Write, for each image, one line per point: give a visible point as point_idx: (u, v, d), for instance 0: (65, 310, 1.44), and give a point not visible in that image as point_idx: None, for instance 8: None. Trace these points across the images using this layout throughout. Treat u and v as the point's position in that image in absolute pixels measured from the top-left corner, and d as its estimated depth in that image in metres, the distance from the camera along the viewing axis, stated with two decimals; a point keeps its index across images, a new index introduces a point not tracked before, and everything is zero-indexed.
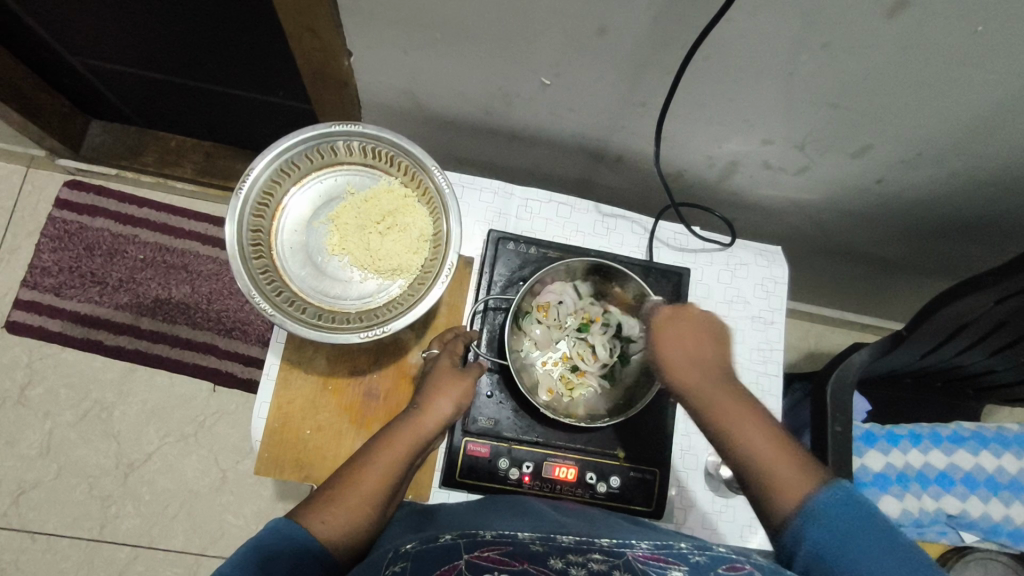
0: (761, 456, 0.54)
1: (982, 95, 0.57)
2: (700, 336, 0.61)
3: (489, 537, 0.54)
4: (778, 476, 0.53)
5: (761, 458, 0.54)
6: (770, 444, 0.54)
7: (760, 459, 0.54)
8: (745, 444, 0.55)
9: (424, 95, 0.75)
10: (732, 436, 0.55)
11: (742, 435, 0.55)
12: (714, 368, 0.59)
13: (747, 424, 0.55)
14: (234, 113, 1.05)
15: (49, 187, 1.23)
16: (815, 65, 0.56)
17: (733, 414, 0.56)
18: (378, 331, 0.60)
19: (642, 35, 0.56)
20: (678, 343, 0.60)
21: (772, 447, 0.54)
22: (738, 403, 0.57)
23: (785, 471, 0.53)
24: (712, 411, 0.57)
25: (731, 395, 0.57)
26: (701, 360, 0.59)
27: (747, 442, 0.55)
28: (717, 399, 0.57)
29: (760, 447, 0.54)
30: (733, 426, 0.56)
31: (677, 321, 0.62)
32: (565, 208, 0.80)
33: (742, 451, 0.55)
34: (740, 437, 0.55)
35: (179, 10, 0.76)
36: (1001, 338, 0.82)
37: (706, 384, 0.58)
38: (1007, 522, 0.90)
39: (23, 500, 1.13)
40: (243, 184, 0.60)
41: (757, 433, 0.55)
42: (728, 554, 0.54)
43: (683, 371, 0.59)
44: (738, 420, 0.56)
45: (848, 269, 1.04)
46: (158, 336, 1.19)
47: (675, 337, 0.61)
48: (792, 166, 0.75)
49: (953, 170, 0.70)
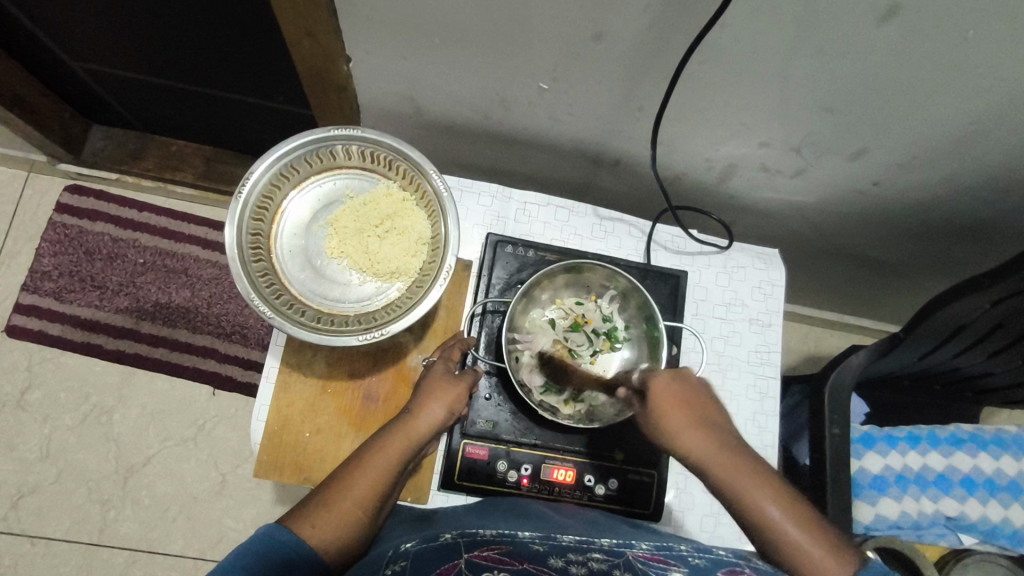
0: (792, 535, 0.53)
1: (976, 97, 0.58)
2: (705, 405, 0.60)
3: (489, 536, 0.54)
4: (815, 559, 0.52)
5: (792, 537, 0.53)
6: (796, 521, 0.54)
7: (790, 538, 0.53)
8: (770, 522, 0.54)
9: (423, 99, 0.76)
10: (758, 512, 0.54)
11: (767, 513, 0.54)
12: (726, 439, 0.58)
13: (770, 500, 0.55)
14: (234, 118, 1.05)
15: (50, 191, 1.23)
16: (810, 69, 0.57)
17: (752, 490, 0.55)
18: (377, 334, 0.60)
19: (638, 40, 0.57)
20: (682, 415, 0.59)
21: (800, 523, 0.54)
22: (757, 479, 0.56)
23: (817, 550, 0.52)
24: (732, 488, 0.56)
25: (746, 469, 0.56)
26: (712, 430, 0.59)
27: (766, 515, 0.54)
28: (737, 474, 0.56)
29: (788, 525, 0.54)
30: (756, 503, 0.55)
31: (680, 390, 0.61)
32: (563, 211, 0.80)
33: (770, 529, 0.54)
34: (766, 515, 0.54)
35: (179, 15, 0.77)
36: (998, 341, 0.82)
37: (722, 456, 0.57)
38: (1005, 524, 0.90)
39: (23, 504, 1.13)
40: (243, 187, 0.61)
41: (781, 508, 0.54)
42: (731, 558, 0.54)
43: (698, 446, 0.58)
44: (758, 497, 0.55)
45: (846, 272, 1.04)
46: (158, 340, 1.19)
47: (679, 411, 0.59)
48: (788, 170, 0.75)
49: (949, 172, 0.70)
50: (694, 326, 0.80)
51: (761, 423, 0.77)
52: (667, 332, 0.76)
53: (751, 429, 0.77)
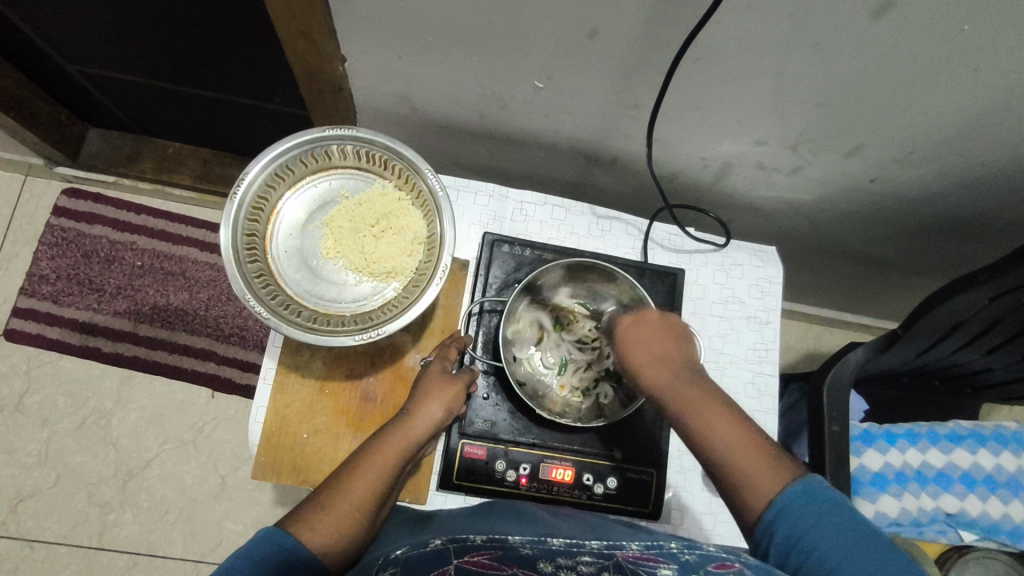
0: (731, 449, 0.55)
1: (971, 93, 0.57)
2: (667, 338, 0.63)
3: (479, 541, 0.54)
4: (751, 471, 0.54)
5: (731, 452, 0.55)
6: (738, 437, 0.56)
7: (729, 451, 0.55)
8: (712, 437, 0.56)
9: (419, 99, 0.76)
10: (702, 429, 0.57)
11: (711, 429, 0.56)
12: (679, 366, 0.61)
13: (717, 418, 0.57)
14: (230, 120, 1.05)
15: (47, 195, 1.23)
16: (805, 66, 0.57)
17: (701, 410, 0.57)
18: (373, 334, 0.60)
19: (633, 38, 0.56)
20: (645, 345, 0.63)
21: (741, 441, 0.55)
22: (707, 399, 0.58)
23: (754, 464, 0.54)
24: (679, 409, 0.58)
25: (696, 389, 0.59)
26: (669, 360, 0.61)
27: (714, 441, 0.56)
28: (686, 395, 0.58)
29: (730, 439, 0.55)
30: (701, 421, 0.57)
31: (639, 327, 0.64)
32: (560, 210, 0.80)
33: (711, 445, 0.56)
34: (710, 432, 0.56)
35: (173, 17, 0.77)
36: (996, 336, 0.82)
37: (674, 380, 0.59)
38: (1005, 521, 0.90)
39: (22, 508, 1.13)
40: (237, 188, 0.61)
41: (725, 427, 0.56)
42: (720, 553, 0.54)
43: (654, 372, 0.61)
44: (705, 415, 0.57)
45: (844, 269, 1.04)
46: (156, 343, 1.19)
47: (641, 342, 0.63)
48: (785, 167, 0.75)
49: (945, 168, 0.70)
50: (692, 324, 0.79)
51: (760, 421, 0.77)
52: None
53: None
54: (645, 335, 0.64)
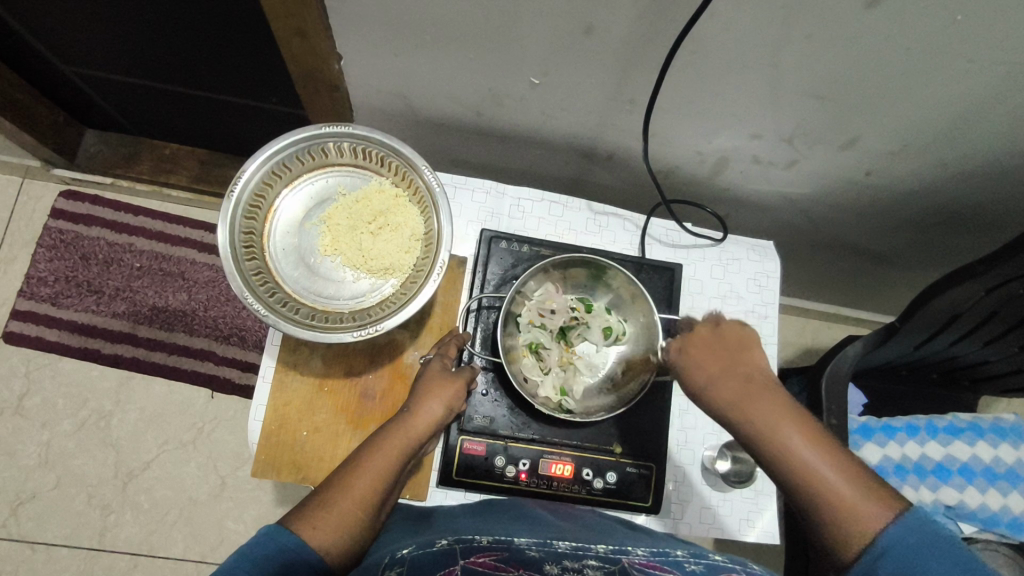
0: (827, 479, 0.52)
1: (963, 84, 0.58)
2: (738, 351, 0.58)
3: (486, 542, 0.54)
4: (852, 504, 0.51)
5: (828, 480, 0.52)
6: (833, 466, 0.52)
7: (827, 483, 0.52)
8: (809, 466, 0.52)
9: (415, 97, 0.76)
10: (792, 456, 0.53)
11: (804, 458, 0.52)
12: (761, 383, 0.56)
13: (809, 445, 0.53)
14: (227, 120, 1.05)
15: (45, 197, 1.23)
16: (798, 58, 0.57)
17: (787, 434, 0.53)
18: (371, 330, 0.60)
19: (628, 32, 0.57)
20: (713, 361, 0.57)
21: (837, 469, 0.52)
22: (796, 421, 0.54)
23: (856, 496, 0.51)
24: (767, 433, 0.54)
25: (785, 411, 0.54)
26: (746, 376, 0.56)
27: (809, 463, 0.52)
28: (780, 423, 0.54)
29: (825, 469, 0.52)
30: (794, 448, 0.53)
31: (711, 338, 0.59)
32: (557, 206, 0.80)
33: (808, 475, 0.52)
34: (803, 461, 0.52)
35: (169, 16, 0.77)
36: (992, 329, 0.83)
37: (756, 401, 0.55)
38: (1005, 512, 0.90)
39: (23, 510, 1.13)
40: (234, 185, 0.61)
41: (819, 454, 0.53)
42: (726, 563, 0.54)
43: (732, 393, 0.55)
44: (797, 442, 0.53)
45: (842, 263, 1.04)
46: (155, 344, 1.19)
47: (713, 359, 0.57)
48: (781, 161, 0.76)
49: (940, 160, 0.71)
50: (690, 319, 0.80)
51: None
52: (663, 324, 0.76)
53: None
54: (714, 348, 0.58)
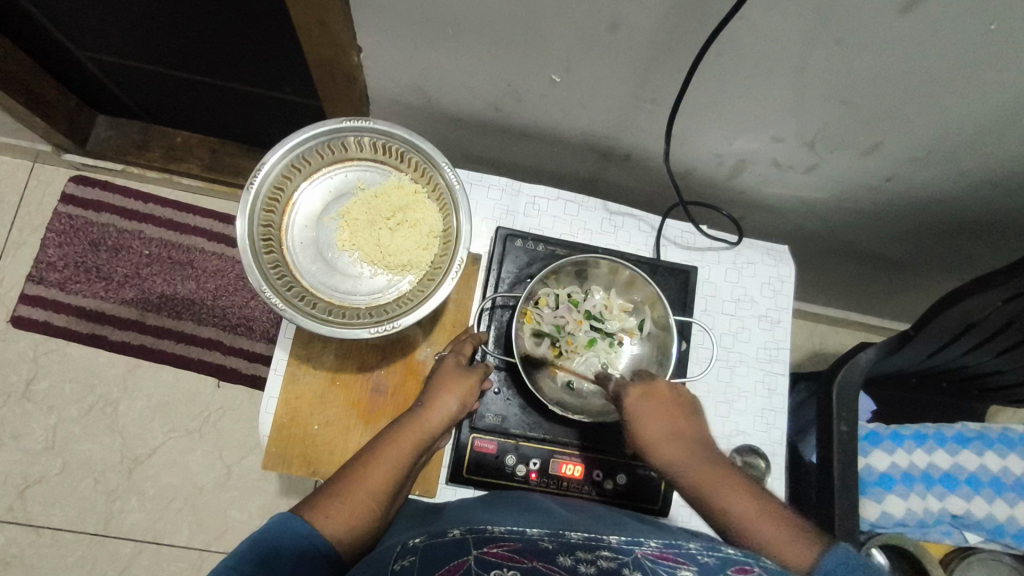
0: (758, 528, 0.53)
1: (991, 93, 0.57)
2: (675, 404, 0.62)
3: (498, 533, 0.53)
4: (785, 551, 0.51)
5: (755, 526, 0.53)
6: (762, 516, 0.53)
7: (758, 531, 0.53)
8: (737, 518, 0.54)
9: (433, 91, 0.75)
10: (720, 505, 0.55)
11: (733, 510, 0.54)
12: (694, 444, 0.59)
13: (735, 497, 0.55)
14: (241, 109, 1.05)
15: (55, 182, 1.23)
16: (827, 63, 0.57)
17: (717, 487, 0.56)
18: (388, 327, 0.60)
19: (655, 32, 0.56)
20: (651, 418, 0.61)
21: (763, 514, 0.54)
22: (725, 475, 0.56)
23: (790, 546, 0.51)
24: (695, 488, 0.57)
25: (715, 467, 0.57)
26: (683, 436, 0.60)
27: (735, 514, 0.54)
28: (704, 473, 0.57)
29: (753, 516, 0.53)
30: (721, 500, 0.55)
31: (648, 398, 0.62)
32: (573, 205, 0.80)
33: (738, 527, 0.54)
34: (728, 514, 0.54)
35: (185, 3, 0.77)
36: (1006, 339, 0.82)
37: (684, 459, 0.58)
38: (1011, 522, 0.90)
39: (28, 494, 1.13)
40: (254, 177, 0.61)
41: (748, 504, 0.54)
42: (740, 556, 0.52)
43: (664, 448, 0.59)
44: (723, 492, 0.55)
45: (854, 269, 1.04)
46: (162, 332, 1.19)
47: (649, 415, 0.61)
48: (800, 165, 0.75)
49: (960, 168, 0.70)
50: (703, 322, 0.79)
51: (769, 420, 0.77)
52: (677, 327, 0.76)
53: (759, 426, 0.77)
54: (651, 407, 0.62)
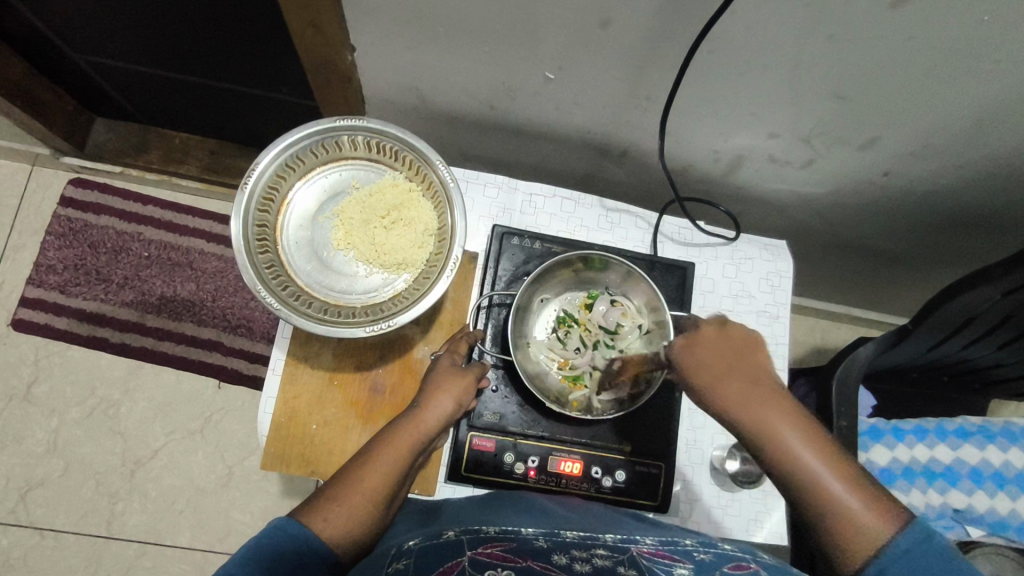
0: (830, 489, 0.51)
1: (987, 85, 0.57)
2: (743, 353, 0.57)
3: (493, 533, 0.53)
4: (861, 517, 0.49)
5: (831, 490, 0.51)
6: (835, 473, 0.51)
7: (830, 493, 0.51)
8: (808, 478, 0.51)
9: (428, 90, 0.75)
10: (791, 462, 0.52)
11: (807, 468, 0.51)
12: (768, 391, 0.55)
13: (812, 452, 0.52)
14: (237, 110, 1.05)
15: (54, 185, 1.23)
16: (820, 57, 0.56)
17: (791, 442, 0.52)
18: (384, 325, 0.60)
19: (647, 28, 0.56)
20: (715, 364, 0.56)
21: (837, 476, 0.51)
22: (797, 429, 0.53)
23: (860, 507, 0.50)
24: (768, 442, 0.53)
25: (793, 420, 0.53)
26: (754, 384, 0.55)
27: (810, 469, 0.51)
28: (779, 427, 0.53)
29: (826, 477, 0.51)
30: (795, 455, 0.52)
31: (716, 343, 0.57)
32: (570, 203, 0.80)
33: (809, 485, 0.51)
34: (806, 471, 0.51)
35: (180, 6, 0.77)
36: (1007, 332, 0.82)
37: (766, 410, 0.53)
38: (1013, 516, 0.89)
39: (31, 497, 1.13)
40: (249, 177, 0.61)
41: (826, 465, 0.52)
42: (737, 553, 0.52)
43: (734, 398, 0.54)
44: (796, 448, 0.52)
45: (853, 264, 1.04)
46: (163, 333, 1.20)
47: (718, 363, 0.56)
48: (797, 159, 0.75)
49: (958, 161, 0.70)
50: (701, 318, 0.79)
51: None
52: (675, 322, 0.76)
53: None
54: (716, 353, 0.57)
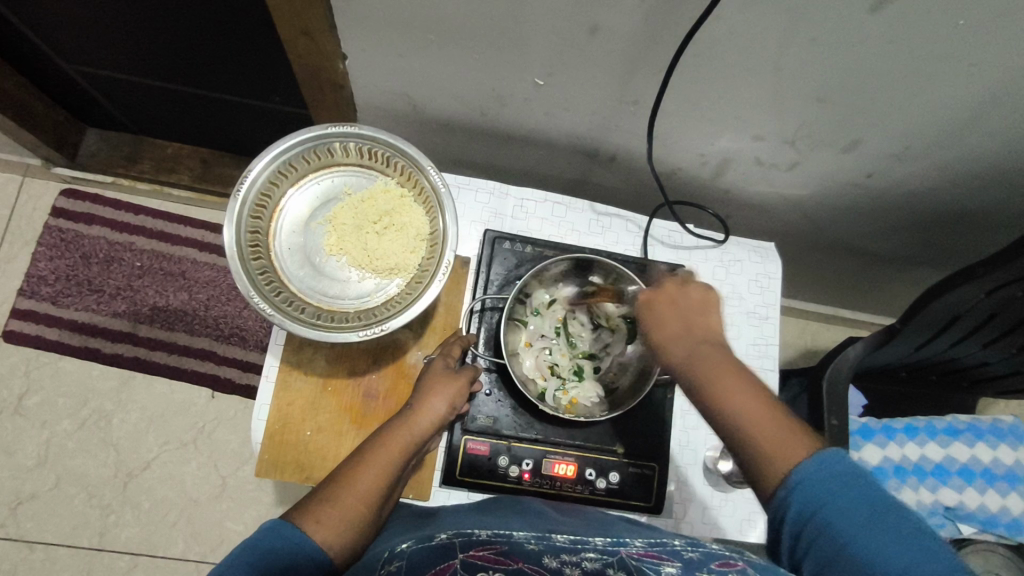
0: (752, 424, 0.51)
1: (965, 87, 0.58)
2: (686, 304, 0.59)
3: (485, 536, 0.53)
4: (779, 451, 0.49)
5: (753, 423, 0.51)
6: (761, 409, 0.51)
7: (750, 423, 0.51)
8: (733, 411, 0.52)
9: (419, 97, 0.76)
10: (717, 397, 0.53)
11: (731, 402, 0.52)
12: (703, 338, 0.57)
13: (738, 389, 0.53)
14: (228, 118, 1.05)
15: (46, 195, 1.23)
16: (802, 61, 0.57)
17: (718, 379, 0.53)
18: (376, 330, 0.61)
19: (633, 34, 0.57)
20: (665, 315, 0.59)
21: (766, 415, 0.51)
22: (728, 368, 0.54)
23: (779, 440, 0.49)
24: (696, 378, 0.54)
25: (724, 363, 0.54)
26: (691, 332, 0.57)
27: (733, 403, 0.52)
28: (709, 367, 0.54)
29: (753, 413, 0.51)
30: (719, 390, 0.53)
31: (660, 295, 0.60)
32: (560, 207, 0.81)
33: (733, 418, 0.52)
34: (728, 405, 0.52)
35: (171, 16, 0.77)
36: (993, 330, 0.83)
37: (696, 354, 0.55)
38: (1003, 513, 0.90)
39: (22, 510, 1.12)
40: (241, 184, 0.61)
41: (753, 403, 0.52)
42: (723, 552, 0.52)
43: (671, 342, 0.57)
44: (724, 385, 0.53)
45: (842, 265, 1.05)
46: (155, 343, 1.19)
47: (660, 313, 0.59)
48: (783, 162, 0.76)
49: (940, 162, 0.71)
50: None
51: None
52: None
53: None
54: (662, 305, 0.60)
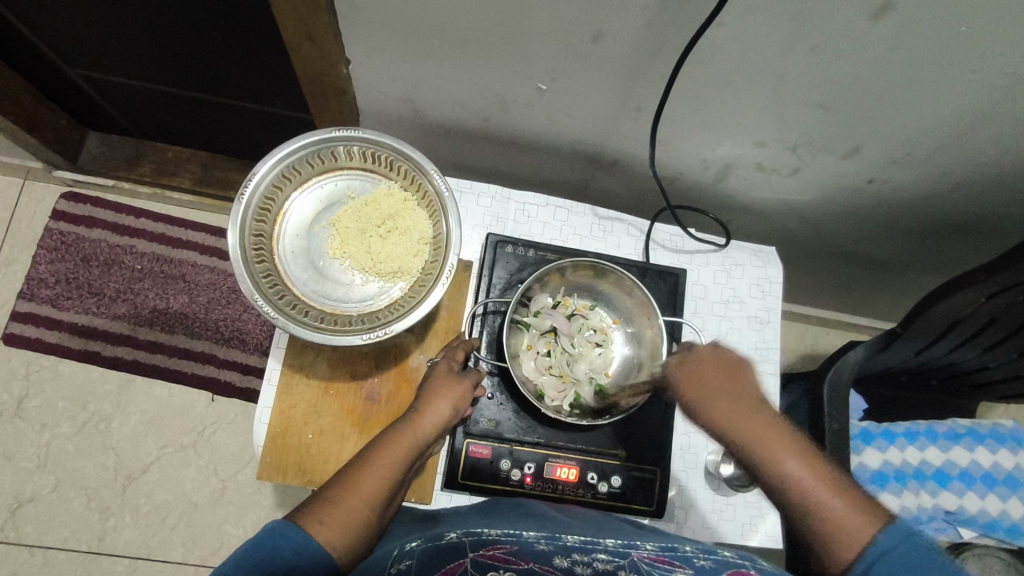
0: (815, 494, 0.52)
1: (966, 94, 0.59)
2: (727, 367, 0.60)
3: (495, 535, 0.53)
4: (848, 523, 0.51)
5: (815, 492, 0.53)
6: (819, 477, 0.53)
7: (813, 495, 0.52)
8: (792, 481, 0.53)
9: (422, 102, 0.76)
10: (774, 467, 0.54)
11: (788, 471, 0.54)
12: (750, 404, 0.57)
13: (794, 457, 0.54)
14: (231, 123, 1.05)
15: (46, 199, 1.23)
16: (805, 67, 0.58)
17: (772, 446, 0.55)
18: (380, 333, 0.61)
19: (637, 40, 0.57)
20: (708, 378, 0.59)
21: (825, 484, 0.53)
22: (779, 435, 0.55)
23: (846, 511, 0.51)
24: (750, 446, 0.55)
25: (774, 430, 0.56)
26: (739, 398, 0.57)
27: (791, 472, 0.54)
28: (762, 436, 0.55)
29: (814, 484, 0.53)
30: (776, 458, 0.54)
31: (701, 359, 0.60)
32: (562, 211, 0.81)
33: (795, 488, 0.53)
34: (788, 476, 0.54)
35: (175, 20, 0.78)
36: (992, 334, 0.83)
37: (745, 422, 0.56)
38: (1003, 517, 0.90)
39: (21, 513, 1.12)
40: (246, 188, 0.61)
41: (810, 472, 0.54)
42: (735, 559, 0.52)
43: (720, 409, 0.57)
44: (777, 453, 0.54)
45: (842, 269, 1.05)
46: (156, 346, 1.19)
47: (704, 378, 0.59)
48: (784, 168, 0.76)
49: (940, 168, 0.71)
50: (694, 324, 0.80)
51: None
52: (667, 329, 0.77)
53: None
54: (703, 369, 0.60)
